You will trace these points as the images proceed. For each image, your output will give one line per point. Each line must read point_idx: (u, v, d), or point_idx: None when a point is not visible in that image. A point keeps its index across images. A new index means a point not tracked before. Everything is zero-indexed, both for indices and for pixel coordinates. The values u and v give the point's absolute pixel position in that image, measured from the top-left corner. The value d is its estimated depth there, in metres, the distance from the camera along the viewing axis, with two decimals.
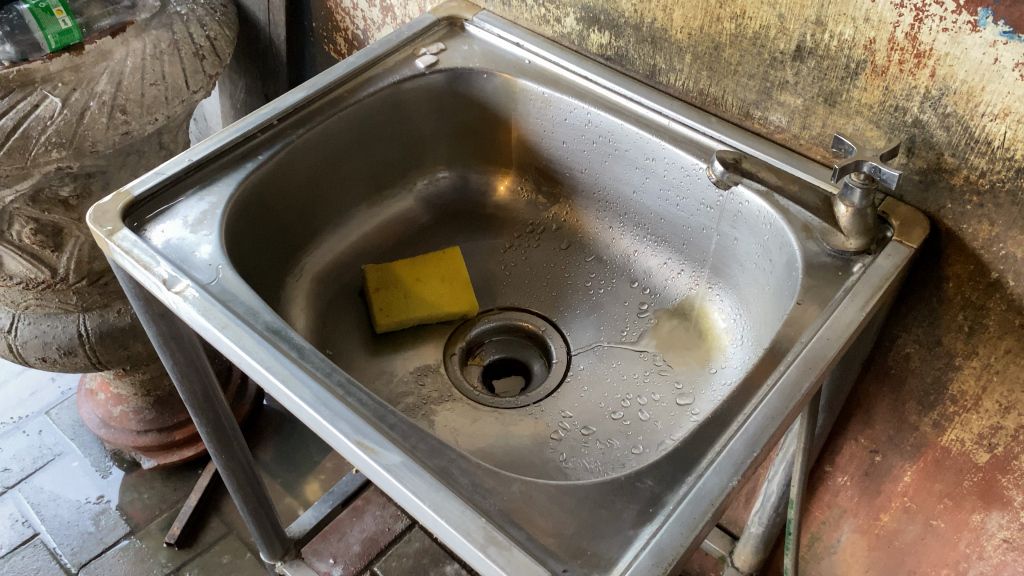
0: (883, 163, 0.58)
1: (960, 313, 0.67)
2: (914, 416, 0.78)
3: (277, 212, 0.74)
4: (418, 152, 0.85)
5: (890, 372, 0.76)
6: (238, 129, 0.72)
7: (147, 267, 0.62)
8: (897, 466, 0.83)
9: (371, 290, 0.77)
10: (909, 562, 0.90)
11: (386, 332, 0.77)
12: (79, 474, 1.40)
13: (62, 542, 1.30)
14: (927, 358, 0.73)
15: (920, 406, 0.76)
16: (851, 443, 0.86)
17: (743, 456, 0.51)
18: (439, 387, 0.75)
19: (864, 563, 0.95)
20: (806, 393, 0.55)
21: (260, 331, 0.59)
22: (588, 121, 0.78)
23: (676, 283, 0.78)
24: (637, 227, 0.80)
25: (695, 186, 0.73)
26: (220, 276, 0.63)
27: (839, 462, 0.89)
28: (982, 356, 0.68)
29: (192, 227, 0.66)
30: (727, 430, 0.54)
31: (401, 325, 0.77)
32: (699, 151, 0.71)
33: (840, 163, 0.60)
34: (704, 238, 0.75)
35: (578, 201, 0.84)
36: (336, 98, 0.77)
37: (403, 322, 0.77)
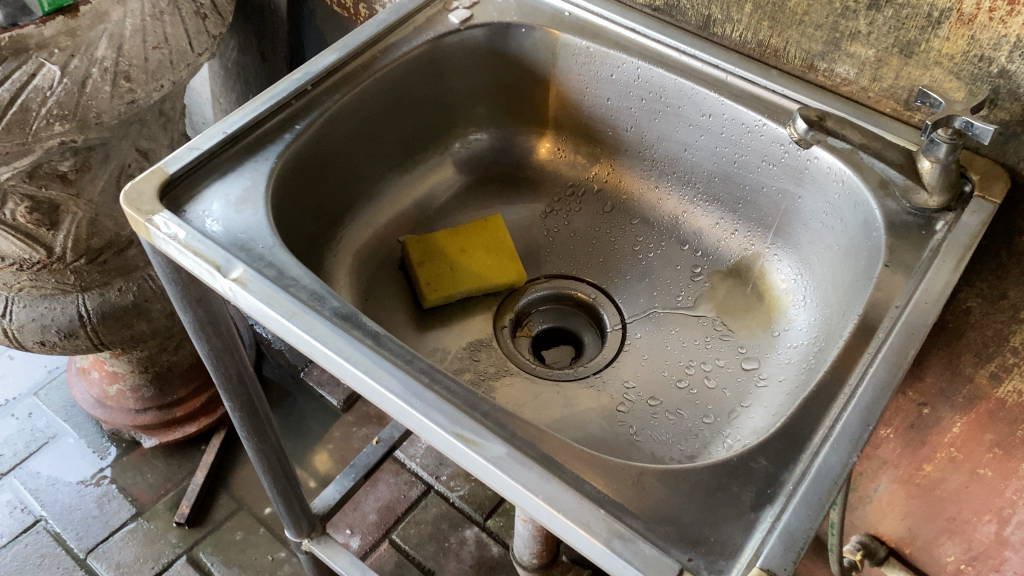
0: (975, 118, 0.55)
1: None
2: (969, 368, 0.77)
3: (316, 185, 0.70)
4: (451, 113, 0.80)
5: (946, 327, 0.75)
6: (272, 97, 0.67)
7: (196, 252, 0.58)
8: (946, 417, 0.83)
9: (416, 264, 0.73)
10: (950, 509, 0.91)
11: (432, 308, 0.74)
12: (77, 456, 1.35)
13: (67, 527, 1.26)
14: (990, 312, 0.72)
15: (976, 358, 0.76)
16: (899, 396, 0.85)
17: (859, 431, 0.49)
18: (494, 362, 0.72)
19: (902, 511, 0.96)
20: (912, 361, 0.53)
21: (330, 318, 0.55)
22: (637, 76, 0.74)
23: (730, 244, 0.76)
24: (687, 187, 0.77)
25: (755, 143, 0.70)
26: (277, 260, 0.59)
27: (883, 415, 0.89)
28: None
29: (237, 207, 0.62)
30: (835, 405, 0.52)
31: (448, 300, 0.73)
32: (762, 107, 0.69)
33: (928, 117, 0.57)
34: (762, 198, 0.72)
35: (621, 160, 0.80)
36: (369, 59, 0.72)
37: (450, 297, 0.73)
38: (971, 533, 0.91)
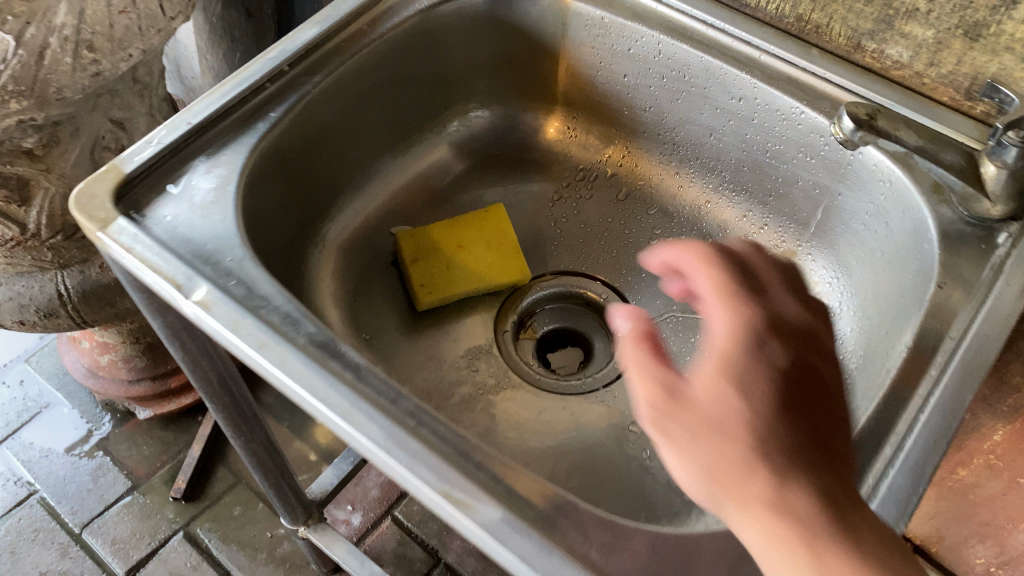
0: None
1: None
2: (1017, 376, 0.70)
3: (296, 178, 0.63)
4: (448, 89, 0.72)
5: None
6: (243, 81, 0.60)
7: (154, 269, 0.51)
8: (987, 424, 0.76)
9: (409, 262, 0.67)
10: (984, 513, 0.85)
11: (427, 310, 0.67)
12: (70, 427, 1.30)
13: (61, 501, 1.22)
14: None
15: None
16: None
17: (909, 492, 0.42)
18: (494, 372, 0.65)
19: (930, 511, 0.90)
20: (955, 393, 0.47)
21: (304, 347, 0.49)
22: (657, 52, 0.65)
23: (758, 240, 0.68)
24: (712, 174, 0.70)
25: (791, 133, 0.62)
26: (246, 276, 0.52)
27: None
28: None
29: (202, 212, 0.54)
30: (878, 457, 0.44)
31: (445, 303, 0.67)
32: (799, 92, 0.60)
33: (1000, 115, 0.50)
34: (796, 192, 0.65)
35: (637, 142, 0.72)
36: (355, 33, 0.64)
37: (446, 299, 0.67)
38: (1005, 538, 0.85)
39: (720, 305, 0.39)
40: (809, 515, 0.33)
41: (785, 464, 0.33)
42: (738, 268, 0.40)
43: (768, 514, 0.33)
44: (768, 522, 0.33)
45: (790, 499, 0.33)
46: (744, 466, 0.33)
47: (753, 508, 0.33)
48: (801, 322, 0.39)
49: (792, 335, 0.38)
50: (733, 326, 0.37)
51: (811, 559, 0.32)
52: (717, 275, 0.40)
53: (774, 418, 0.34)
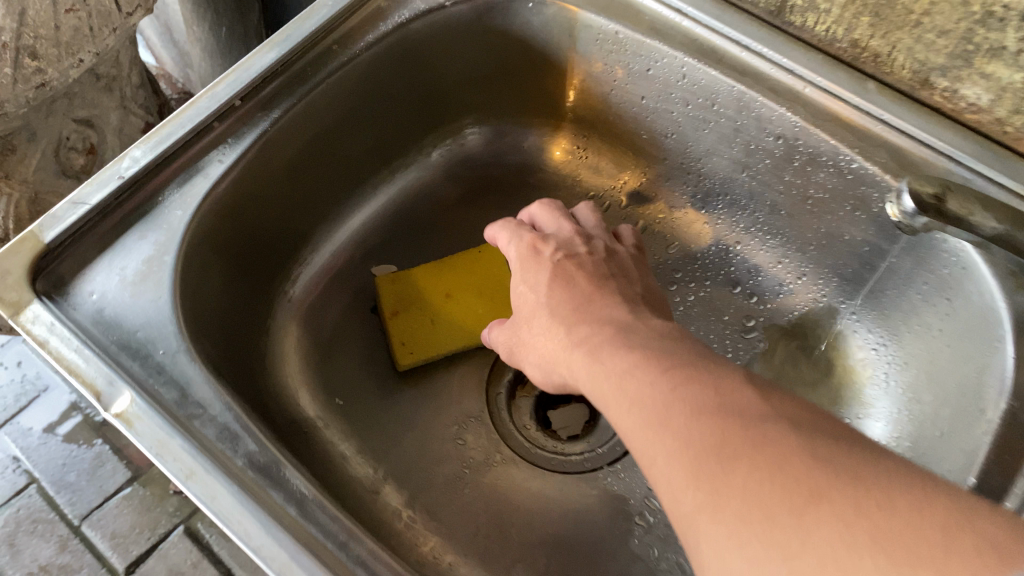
0: None
1: None
2: None
3: (254, 227, 0.54)
4: (438, 106, 0.63)
5: None
6: (186, 121, 0.50)
7: (71, 372, 0.43)
8: None
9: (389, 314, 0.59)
10: None
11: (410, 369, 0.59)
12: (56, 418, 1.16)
13: (60, 491, 1.10)
14: None
15: None
16: None
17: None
18: (484, 445, 0.57)
19: None
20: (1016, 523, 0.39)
21: (240, 474, 0.41)
22: (681, 76, 0.55)
23: (794, 293, 0.59)
24: (742, 213, 0.60)
25: (838, 183, 0.52)
26: (180, 378, 0.44)
27: None
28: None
29: (133, 292, 0.46)
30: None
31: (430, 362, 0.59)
32: (849, 135, 0.50)
33: None
34: (841, 245, 0.55)
35: (657, 169, 0.63)
36: (322, 54, 0.54)
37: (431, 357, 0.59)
38: None
39: (519, 260, 0.52)
40: (724, 450, 0.27)
41: (681, 416, 0.30)
42: (533, 234, 0.53)
43: (680, 472, 0.28)
44: (688, 488, 0.27)
45: (697, 443, 0.28)
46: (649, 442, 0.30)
47: (672, 472, 0.28)
48: (581, 236, 0.53)
49: (562, 254, 0.50)
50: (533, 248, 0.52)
51: (701, 433, 0.28)
52: (520, 236, 0.53)
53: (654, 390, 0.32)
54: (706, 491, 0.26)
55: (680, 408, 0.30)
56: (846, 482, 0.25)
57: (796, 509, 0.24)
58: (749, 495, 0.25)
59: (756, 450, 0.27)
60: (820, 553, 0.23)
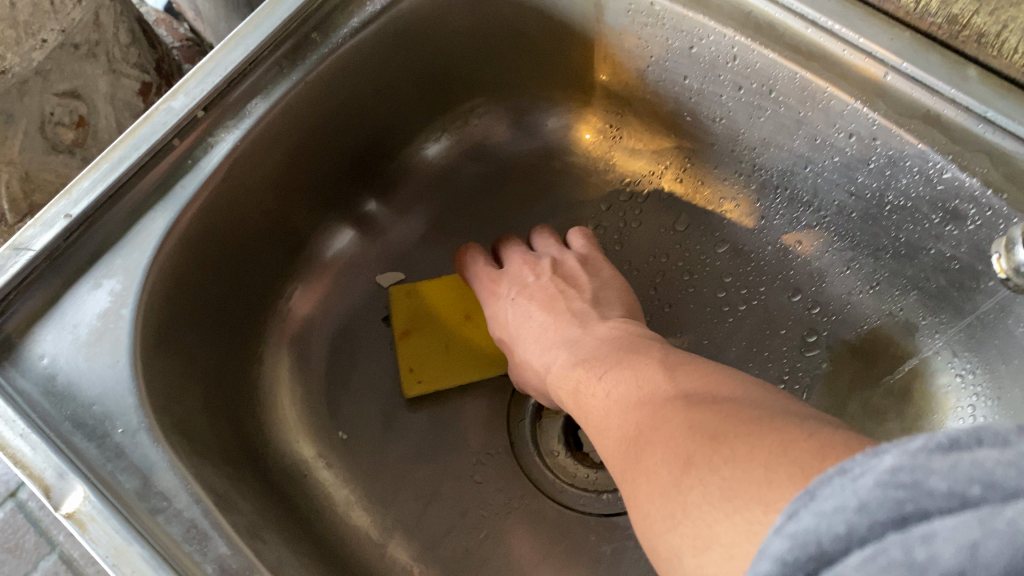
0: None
1: None
2: None
3: (231, 253, 0.47)
4: (446, 87, 0.54)
5: None
6: (141, 139, 0.43)
7: (16, 463, 0.37)
8: None
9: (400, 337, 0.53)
10: None
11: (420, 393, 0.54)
12: None
13: None
14: None
15: None
16: None
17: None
18: (504, 483, 0.51)
19: None
20: None
21: None
22: (732, 57, 0.45)
23: (864, 304, 0.51)
24: (804, 209, 0.51)
25: (923, 192, 0.42)
26: (142, 464, 0.38)
27: None
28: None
29: (89, 355, 0.40)
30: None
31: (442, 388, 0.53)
32: (945, 140, 0.40)
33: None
34: (924, 259, 0.46)
35: (705, 155, 0.53)
36: (299, 45, 0.46)
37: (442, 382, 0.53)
38: None
39: (484, 307, 0.48)
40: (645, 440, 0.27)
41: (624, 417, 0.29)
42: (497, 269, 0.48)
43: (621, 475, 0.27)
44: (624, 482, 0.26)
45: (627, 435, 0.28)
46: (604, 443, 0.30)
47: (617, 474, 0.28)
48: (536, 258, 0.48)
49: (519, 287, 0.47)
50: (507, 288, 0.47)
51: (625, 433, 0.28)
52: (483, 273, 0.49)
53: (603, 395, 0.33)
54: (631, 481, 0.26)
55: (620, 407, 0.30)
56: (708, 439, 0.23)
57: (671, 484, 0.23)
58: (651, 476, 0.24)
59: (652, 429, 0.26)
60: (695, 512, 0.21)
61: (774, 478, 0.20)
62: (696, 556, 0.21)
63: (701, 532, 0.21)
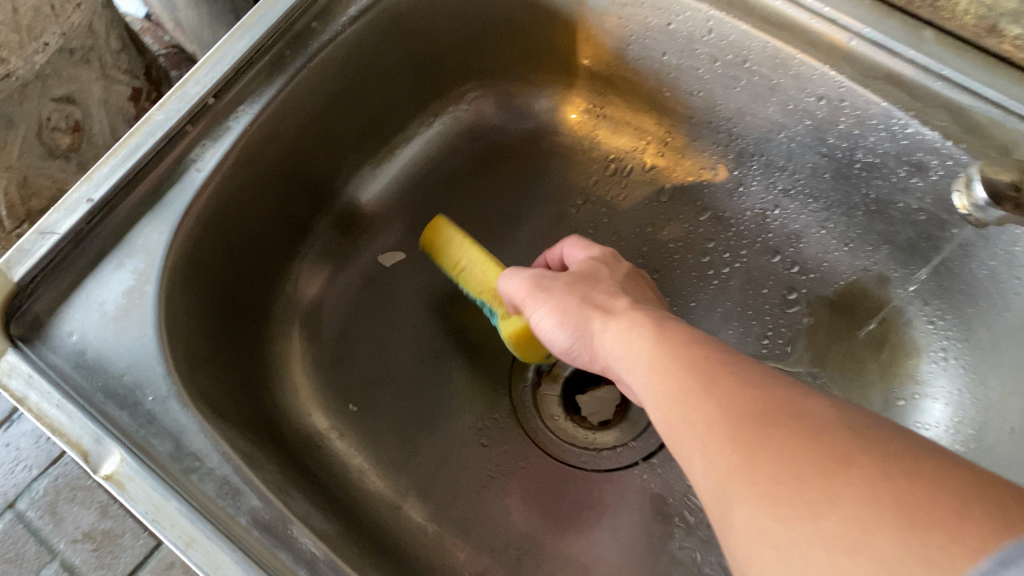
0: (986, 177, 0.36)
1: None
2: None
3: (241, 234, 0.49)
4: (438, 73, 0.57)
5: None
6: (156, 127, 0.45)
7: (55, 430, 0.39)
8: None
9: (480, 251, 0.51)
10: None
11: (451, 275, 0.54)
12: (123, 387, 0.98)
13: None
14: None
15: None
16: None
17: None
18: (510, 445, 0.54)
19: None
20: None
21: (242, 536, 0.38)
22: (708, 30, 0.48)
23: (838, 261, 0.54)
24: (780, 174, 0.54)
25: (889, 148, 0.46)
26: (172, 427, 0.41)
27: None
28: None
29: (116, 329, 0.42)
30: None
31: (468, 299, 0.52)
32: (906, 97, 0.43)
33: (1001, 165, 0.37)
34: (893, 212, 0.49)
35: (685, 128, 0.56)
36: (299, 34, 0.49)
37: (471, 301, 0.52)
38: None
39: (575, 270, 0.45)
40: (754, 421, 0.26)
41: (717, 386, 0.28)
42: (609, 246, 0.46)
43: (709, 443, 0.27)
44: (720, 455, 0.26)
45: (746, 405, 0.27)
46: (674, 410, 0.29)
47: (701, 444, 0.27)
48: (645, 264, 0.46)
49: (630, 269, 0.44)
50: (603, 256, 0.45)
51: (752, 400, 0.27)
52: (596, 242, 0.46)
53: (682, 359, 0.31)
54: (752, 454, 0.25)
55: (709, 377, 0.29)
56: (886, 458, 0.23)
57: (829, 476, 0.23)
58: (792, 458, 0.24)
59: (803, 418, 0.25)
60: (848, 512, 0.21)
61: (963, 512, 0.20)
62: (836, 545, 0.21)
63: (851, 527, 0.21)
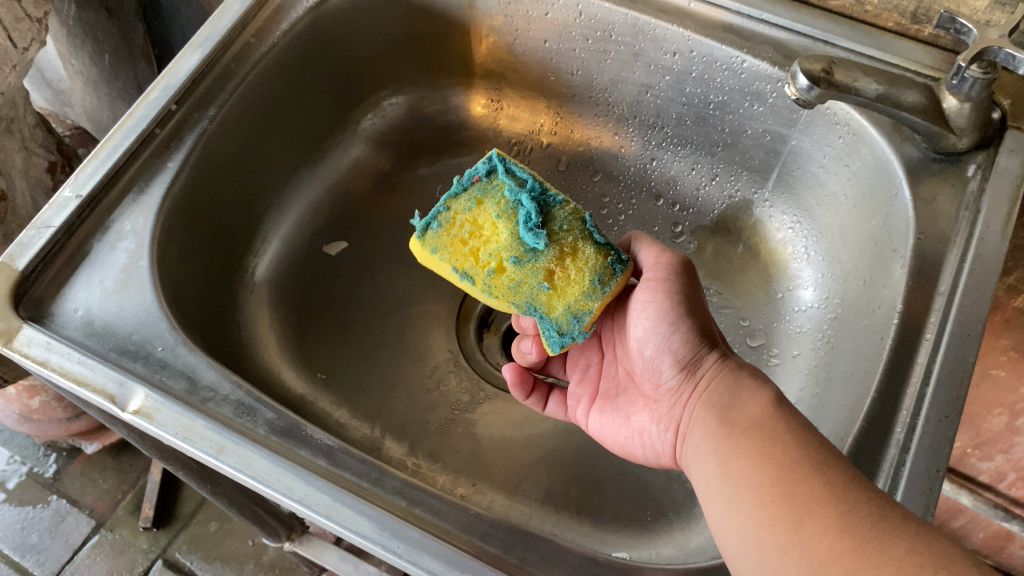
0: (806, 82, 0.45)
1: None
2: (1000, 298, 0.65)
3: (208, 223, 0.56)
4: (357, 82, 0.67)
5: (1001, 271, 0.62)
6: (130, 131, 0.52)
7: (80, 381, 0.44)
8: (995, 349, 0.71)
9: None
10: (971, 407, 0.82)
11: (505, 190, 0.50)
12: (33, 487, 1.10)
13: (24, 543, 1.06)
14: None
15: (1009, 289, 0.63)
16: (986, 347, 0.71)
17: (922, 491, 0.40)
18: (466, 386, 0.61)
19: (967, 436, 0.86)
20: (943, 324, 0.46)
21: (266, 442, 0.44)
22: (578, 13, 0.60)
23: (710, 193, 0.65)
24: (652, 130, 0.66)
25: (733, 83, 0.58)
26: (185, 369, 0.46)
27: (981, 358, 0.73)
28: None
29: (118, 298, 0.48)
30: (882, 466, 0.42)
31: (545, 210, 0.49)
32: (736, 38, 0.56)
33: (810, 60, 0.46)
34: (746, 139, 0.61)
35: (571, 108, 0.68)
36: (242, 48, 0.58)
37: (550, 217, 0.49)
38: (980, 424, 0.83)
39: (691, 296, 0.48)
40: (816, 470, 0.36)
41: (787, 432, 0.38)
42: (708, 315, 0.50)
43: (771, 481, 0.37)
44: (817, 540, 0.33)
45: (836, 527, 0.33)
46: (744, 449, 0.39)
47: (767, 480, 0.37)
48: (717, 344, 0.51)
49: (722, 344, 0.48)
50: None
51: (832, 513, 0.34)
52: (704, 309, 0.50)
53: (769, 417, 0.40)
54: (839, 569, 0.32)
55: (812, 464, 0.36)
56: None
57: None
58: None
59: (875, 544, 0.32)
60: None
61: None
62: None
63: None
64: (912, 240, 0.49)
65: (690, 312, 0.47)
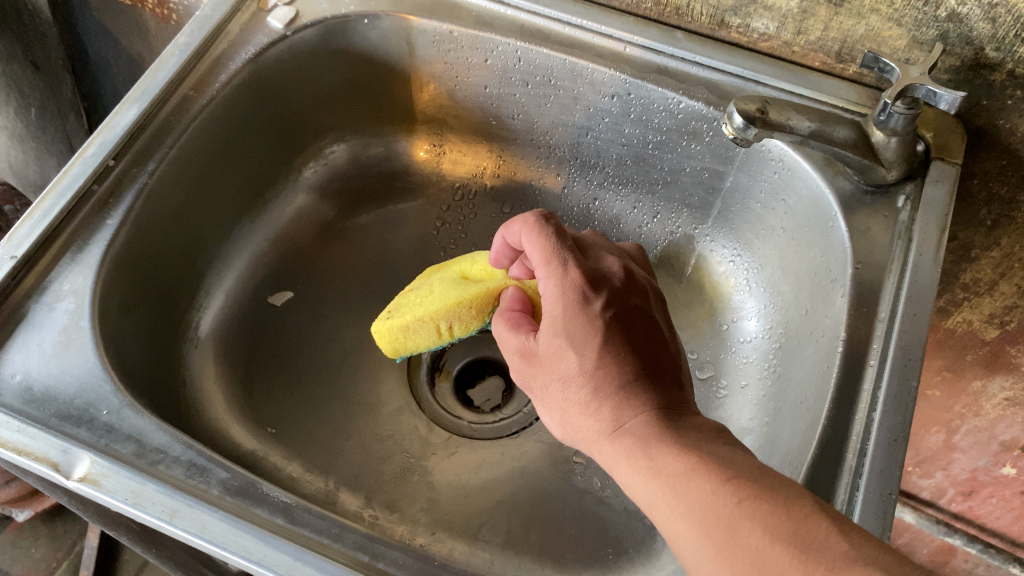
0: (745, 123, 0.46)
1: (976, 232, 0.57)
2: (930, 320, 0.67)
3: (148, 280, 0.55)
4: (298, 132, 0.67)
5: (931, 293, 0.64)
6: (65, 189, 0.51)
7: (21, 451, 0.43)
8: (927, 369, 0.73)
9: (436, 304, 0.53)
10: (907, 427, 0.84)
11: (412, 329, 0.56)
12: None
13: None
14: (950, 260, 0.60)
15: (939, 311, 0.66)
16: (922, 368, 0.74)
17: (877, 516, 0.41)
18: (420, 432, 0.61)
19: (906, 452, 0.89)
20: (885, 349, 0.47)
21: (220, 504, 0.42)
22: (517, 59, 0.61)
23: (653, 230, 0.67)
24: (594, 171, 0.67)
25: (671, 123, 0.59)
26: (131, 432, 0.45)
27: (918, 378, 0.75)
28: (1012, 269, 0.58)
29: (57, 361, 0.46)
30: (837, 492, 0.43)
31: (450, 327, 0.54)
32: (672, 80, 0.58)
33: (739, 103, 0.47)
34: (685, 177, 0.63)
35: (513, 150, 0.69)
36: (181, 101, 0.57)
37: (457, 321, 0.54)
38: (918, 441, 0.85)
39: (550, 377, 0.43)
40: (741, 518, 0.33)
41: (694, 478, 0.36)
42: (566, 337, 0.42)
43: (703, 543, 0.34)
44: None
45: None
46: (663, 502, 0.36)
47: (688, 534, 0.35)
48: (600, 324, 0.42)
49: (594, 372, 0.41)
50: (558, 300, 0.43)
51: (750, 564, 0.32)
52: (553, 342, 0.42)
53: (665, 470, 0.37)
54: None
55: (718, 510, 0.34)
56: None
57: None
58: None
59: None
60: None
61: None
62: None
63: None
64: (849, 270, 0.51)
65: (557, 394, 0.42)
